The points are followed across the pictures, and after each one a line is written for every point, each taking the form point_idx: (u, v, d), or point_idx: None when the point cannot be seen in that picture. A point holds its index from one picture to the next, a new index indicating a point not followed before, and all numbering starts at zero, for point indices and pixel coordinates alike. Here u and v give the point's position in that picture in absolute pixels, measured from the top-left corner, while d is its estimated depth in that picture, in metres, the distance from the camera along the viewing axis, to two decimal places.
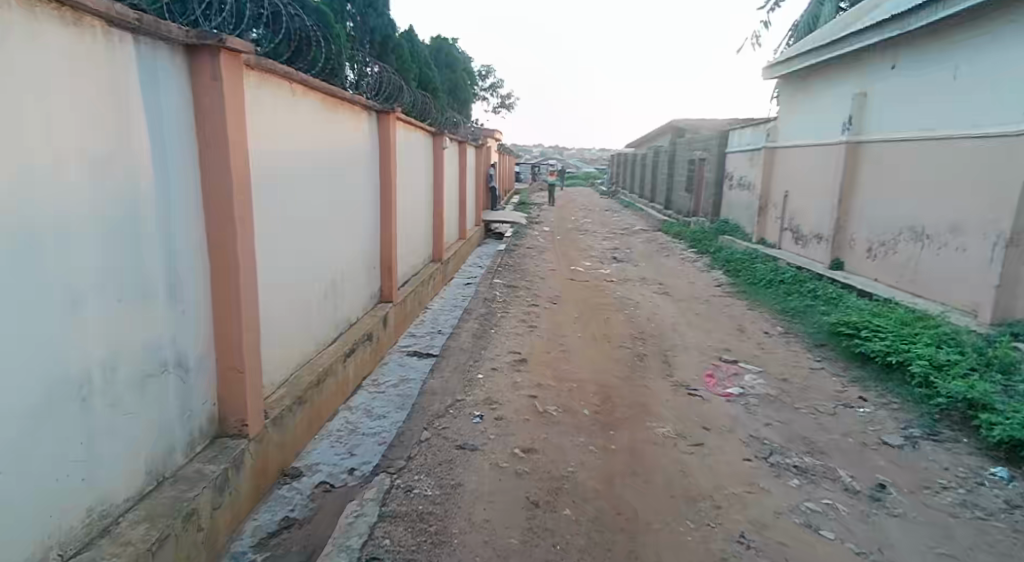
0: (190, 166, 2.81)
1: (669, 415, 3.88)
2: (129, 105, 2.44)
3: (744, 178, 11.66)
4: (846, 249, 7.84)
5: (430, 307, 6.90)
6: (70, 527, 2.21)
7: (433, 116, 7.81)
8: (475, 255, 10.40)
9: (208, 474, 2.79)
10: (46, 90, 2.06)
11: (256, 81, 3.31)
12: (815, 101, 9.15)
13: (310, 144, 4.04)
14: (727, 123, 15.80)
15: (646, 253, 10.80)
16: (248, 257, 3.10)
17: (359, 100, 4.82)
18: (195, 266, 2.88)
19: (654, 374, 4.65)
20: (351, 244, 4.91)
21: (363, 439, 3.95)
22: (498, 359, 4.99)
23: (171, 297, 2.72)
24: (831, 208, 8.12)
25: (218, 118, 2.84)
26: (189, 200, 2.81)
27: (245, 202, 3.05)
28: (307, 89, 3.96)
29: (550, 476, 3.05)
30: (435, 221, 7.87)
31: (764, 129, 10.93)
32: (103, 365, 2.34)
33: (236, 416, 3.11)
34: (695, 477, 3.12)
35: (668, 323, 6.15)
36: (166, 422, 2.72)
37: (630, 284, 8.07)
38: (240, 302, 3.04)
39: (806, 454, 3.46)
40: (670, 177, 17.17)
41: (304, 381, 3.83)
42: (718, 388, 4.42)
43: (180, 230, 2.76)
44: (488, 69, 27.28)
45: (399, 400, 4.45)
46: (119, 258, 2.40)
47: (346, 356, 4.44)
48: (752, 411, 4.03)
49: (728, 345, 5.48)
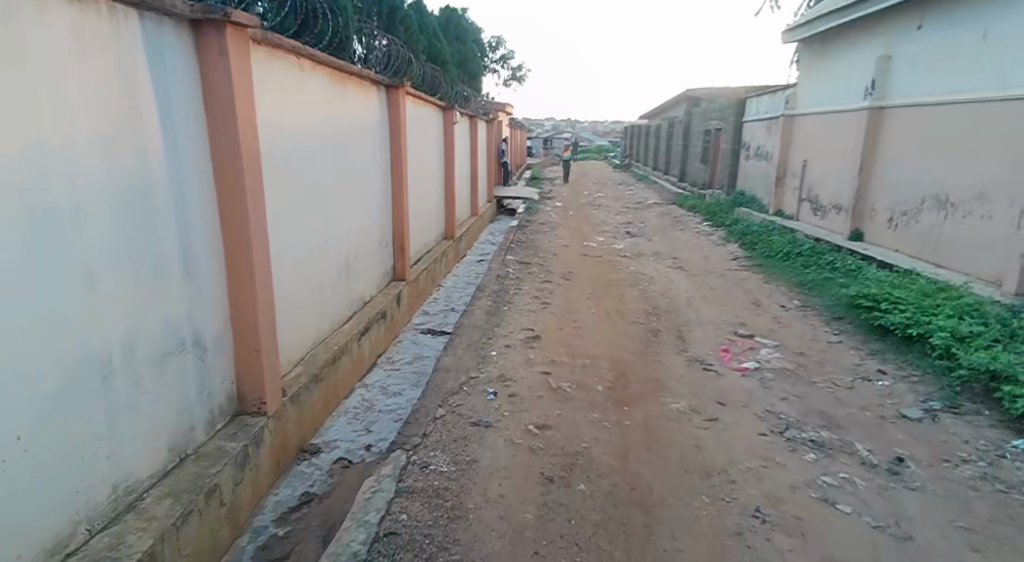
0: (200, 146, 2.80)
1: (684, 391, 3.87)
2: (136, 84, 2.43)
3: (760, 148, 11.42)
4: (866, 219, 7.69)
5: (443, 285, 6.93)
6: (97, 503, 2.27)
7: (443, 90, 7.71)
8: (487, 232, 10.38)
9: (229, 451, 2.84)
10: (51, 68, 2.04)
11: (264, 57, 3.29)
12: (835, 66, 8.90)
13: (319, 121, 4.01)
14: (745, 92, 15.43)
15: (659, 227, 10.69)
16: (260, 237, 3.10)
17: (368, 75, 4.78)
18: (208, 246, 2.89)
19: (668, 349, 4.63)
20: (363, 220, 4.90)
21: (379, 416, 4.00)
22: (512, 336, 4.98)
23: (186, 277, 2.73)
24: (851, 178, 7.94)
25: (227, 97, 2.82)
26: (200, 180, 2.81)
27: (257, 183, 3.04)
28: (315, 64, 3.93)
29: (563, 452, 3.06)
30: (447, 199, 7.85)
31: (782, 96, 10.65)
32: (123, 346, 2.37)
33: (254, 394, 3.16)
34: (710, 452, 3.12)
35: (683, 298, 6.10)
36: (186, 401, 2.76)
37: (643, 259, 8.00)
38: (255, 283, 3.06)
39: (822, 428, 3.43)
40: (686, 148, 16.88)
41: (320, 359, 3.88)
42: (733, 362, 4.40)
43: (193, 211, 2.77)
44: (499, 39, 26.75)
45: (413, 377, 4.49)
46: (132, 238, 2.41)
47: (361, 334, 4.48)
48: (768, 385, 4.00)
49: (744, 319, 5.43)
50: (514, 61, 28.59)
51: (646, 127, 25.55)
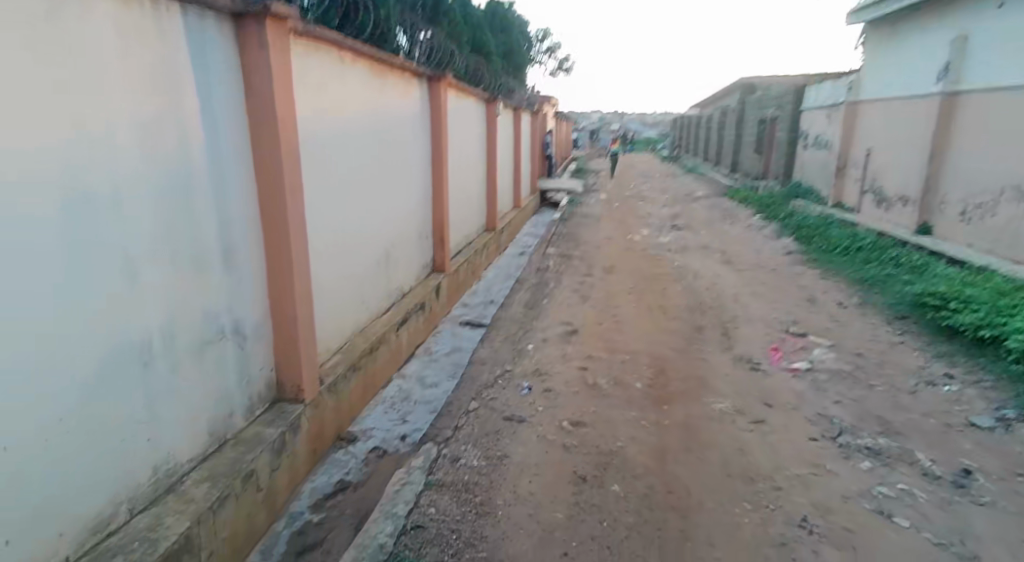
0: (239, 139, 2.82)
1: (728, 391, 3.69)
2: (177, 76, 2.45)
3: (820, 137, 10.86)
4: (936, 212, 7.19)
5: (484, 277, 6.91)
6: (138, 484, 2.30)
7: (488, 81, 7.63)
8: (530, 225, 10.30)
9: (267, 437, 2.84)
10: (93, 58, 2.07)
11: (305, 50, 3.30)
12: (904, 48, 8.34)
13: (360, 113, 4.02)
14: (804, 78, 14.74)
15: (707, 219, 10.35)
16: (299, 228, 3.11)
17: (410, 67, 4.77)
18: (247, 238, 2.91)
19: (713, 347, 4.44)
20: (402, 210, 4.92)
21: (416, 407, 4.00)
22: (549, 331, 4.80)
23: (225, 267, 2.76)
24: (919, 167, 7.44)
25: (266, 90, 2.82)
26: (239, 172, 2.83)
27: (295, 175, 3.05)
28: (356, 57, 3.94)
29: (598, 451, 2.95)
30: (489, 190, 7.82)
31: (845, 81, 10.08)
32: (162, 333, 2.41)
33: (292, 381, 3.16)
34: (754, 457, 2.95)
35: (730, 294, 5.86)
36: (226, 387, 2.79)
37: (690, 253, 7.75)
38: (293, 274, 3.07)
39: (880, 434, 3.20)
40: (739, 138, 16.28)
41: (359, 348, 3.90)
42: (783, 363, 4.18)
43: (232, 202, 2.79)
44: (546, 29, 26.44)
45: (451, 369, 4.53)
46: (170, 227, 2.43)
47: (399, 325, 4.52)
48: (821, 387, 3.77)
49: (796, 317, 5.17)
50: (561, 51, 28.24)
51: (697, 116, 24.88)
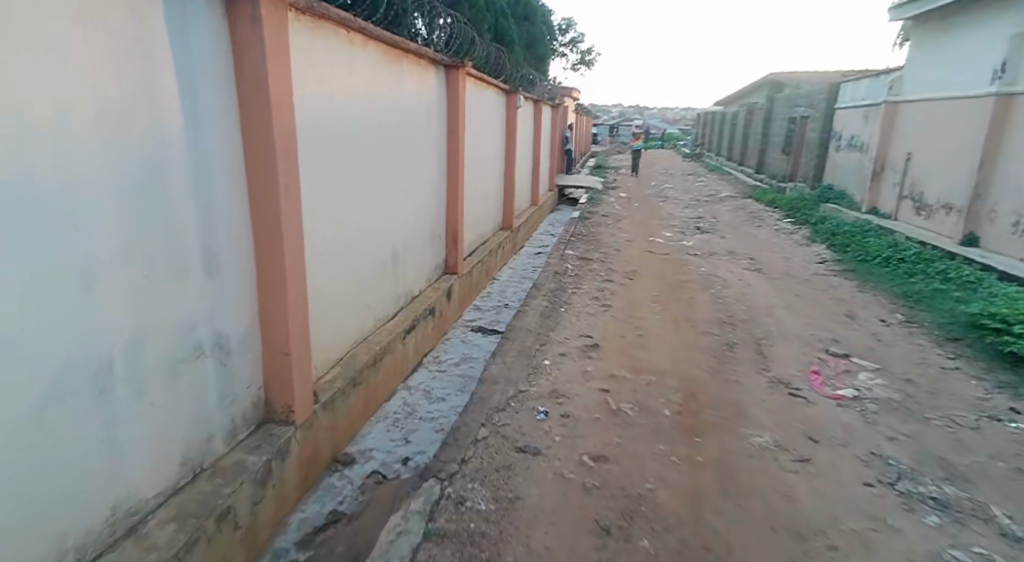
0: (227, 125, 2.38)
1: (766, 421, 3.32)
2: (152, 45, 2.01)
3: (854, 138, 10.37)
4: (984, 222, 6.71)
5: (497, 279, 6.56)
6: (90, 529, 1.90)
7: (509, 71, 7.24)
8: (547, 223, 9.93)
9: (249, 467, 2.46)
10: (42, 12, 1.64)
11: (309, 29, 2.94)
12: (954, 46, 7.83)
13: (368, 102, 3.65)
14: (837, 77, 14.20)
15: (732, 222, 9.92)
16: (295, 229, 2.67)
17: (426, 54, 4.42)
18: (235, 239, 2.47)
19: (746, 368, 4.06)
20: (411, 208, 4.54)
21: (421, 424, 3.66)
22: (568, 343, 4.46)
23: (207, 273, 2.32)
24: (968, 173, 6.96)
25: (260, 71, 2.39)
26: (226, 162, 2.38)
27: (292, 168, 2.60)
28: (366, 40, 3.58)
29: (624, 495, 2.59)
30: (506, 187, 7.45)
31: (884, 80, 9.58)
32: (128, 351, 1.98)
33: (283, 401, 2.74)
34: (803, 505, 2.57)
35: (762, 306, 5.46)
36: (205, 409, 2.36)
37: (716, 258, 7.35)
38: (288, 282, 2.63)
39: (945, 481, 2.81)
40: (765, 136, 15.78)
41: (360, 360, 3.55)
42: (825, 389, 3.78)
43: (217, 197, 2.34)
44: (569, 22, 25.95)
45: (459, 382, 4.20)
46: (139, 228, 1.99)
47: (406, 332, 4.18)
48: (871, 420, 3.38)
49: (836, 335, 4.77)
50: (584, 45, 27.71)
51: (721, 113, 24.37)
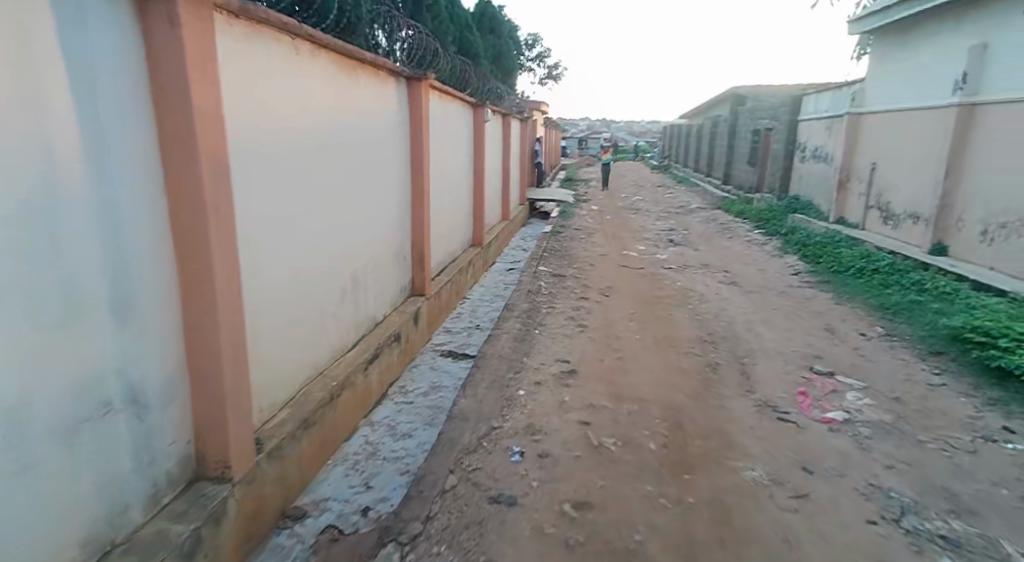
0: (141, 143, 2.05)
1: (757, 451, 3.09)
2: (39, 50, 1.68)
3: (819, 149, 10.46)
4: (952, 231, 6.72)
5: (467, 298, 6.26)
6: None
7: (474, 84, 7.01)
8: (518, 237, 9.69)
9: (173, 539, 2.10)
10: None
11: (244, 35, 2.63)
12: (914, 58, 7.91)
13: (318, 116, 3.35)
14: (798, 90, 14.45)
15: (704, 234, 9.85)
16: (229, 259, 2.34)
17: (383, 64, 4.13)
18: (156, 274, 2.13)
19: (732, 390, 3.84)
20: (372, 228, 4.23)
21: (384, 467, 3.31)
22: (544, 370, 4.18)
23: (117, 315, 1.97)
24: (934, 183, 6.98)
25: (180, 81, 2.07)
26: (141, 185, 2.05)
27: (222, 190, 2.28)
28: (315, 49, 3.29)
29: (611, 551, 2.31)
30: (475, 202, 7.19)
31: (846, 92, 9.68)
32: (8, 418, 1.63)
33: (217, 456, 2.39)
34: (806, 552, 2.34)
35: (741, 321, 5.29)
36: (116, 475, 2.00)
37: (690, 272, 7.20)
38: (221, 320, 2.30)
39: (951, 515, 2.61)
40: (731, 148, 15.92)
41: (314, 398, 3.19)
42: (815, 412, 3.58)
43: (129, 225, 2.01)
44: (535, 37, 26.05)
45: (428, 414, 3.85)
46: (23, 268, 1.65)
47: (368, 363, 3.85)
48: (866, 446, 3.19)
49: (818, 350, 4.61)
50: (550, 59, 27.85)
51: (686, 126, 24.70)
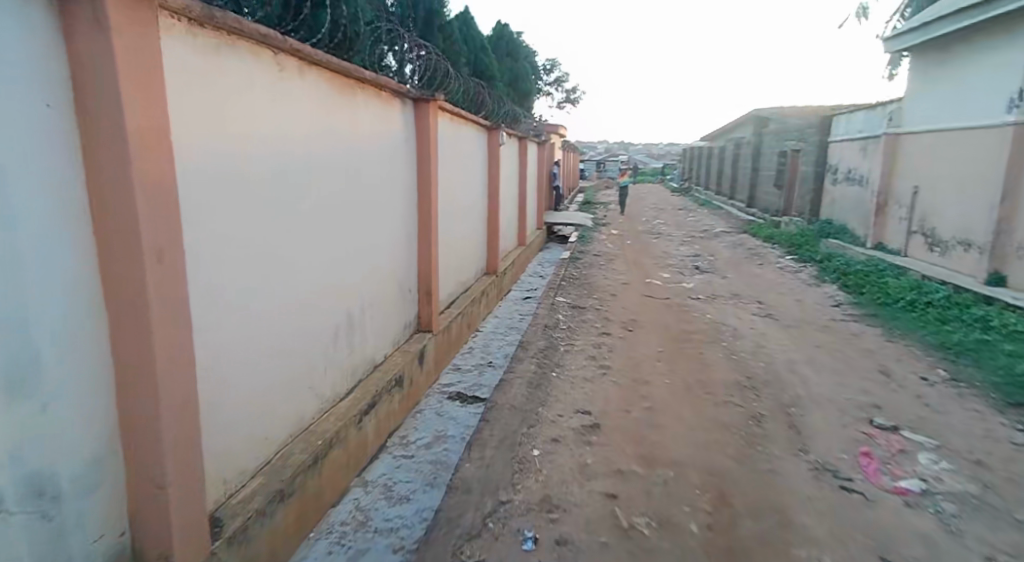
0: (58, 168, 1.63)
1: (822, 532, 2.57)
2: None
3: (852, 171, 9.92)
4: (1011, 260, 6.11)
5: (480, 331, 5.78)
6: None
7: (489, 106, 6.64)
8: (535, 263, 9.24)
9: None
10: None
11: (212, 45, 2.24)
12: (959, 76, 7.37)
13: (307, 140, 2.95)
14: (827, 111, 13.95)
15: (732, 260, 9.31)
16: (175, 306, 1.91)
17: (386, 83, 3.75)
18: (75, 327, 1.70)
19: (782, 448, 3.31)
20: (371, 262, 3.80)
21: (374, 541, 2.72)
22: (563, 423, 3.68)
23: (15, 385, 1.54)
24: (989, 208, 6.41)
25: (109, 92, 1.67)
26: (56, 220, 1.63)
27: (166, 225, 1.87)
28: (305, 66, 2.90)
29: None
30: (489, 229, 6.77)
31: (881, 112, 9.16)
32: None
33: (157, 547, 1.93)
34: None
35: (783, 361, 4.76)
36: None
37: (720, 302, 6.66)
38: (162, 382, 1.86)
39: None
40: (755, 170, 15.41)
41: (295, 462, 2.70)
42: (884, 478, 3.04)
43: (37, 269, 1.58)
44: (553, 61, 25.99)
45: (430, 473, 3.28)
46: None
47: (365, 413, 3.37)
48: (954, 527, 2.64)
49: (876, 398, 4.05)
50: (568, 83, 27.74)
51: (706, 148, 24.25)
